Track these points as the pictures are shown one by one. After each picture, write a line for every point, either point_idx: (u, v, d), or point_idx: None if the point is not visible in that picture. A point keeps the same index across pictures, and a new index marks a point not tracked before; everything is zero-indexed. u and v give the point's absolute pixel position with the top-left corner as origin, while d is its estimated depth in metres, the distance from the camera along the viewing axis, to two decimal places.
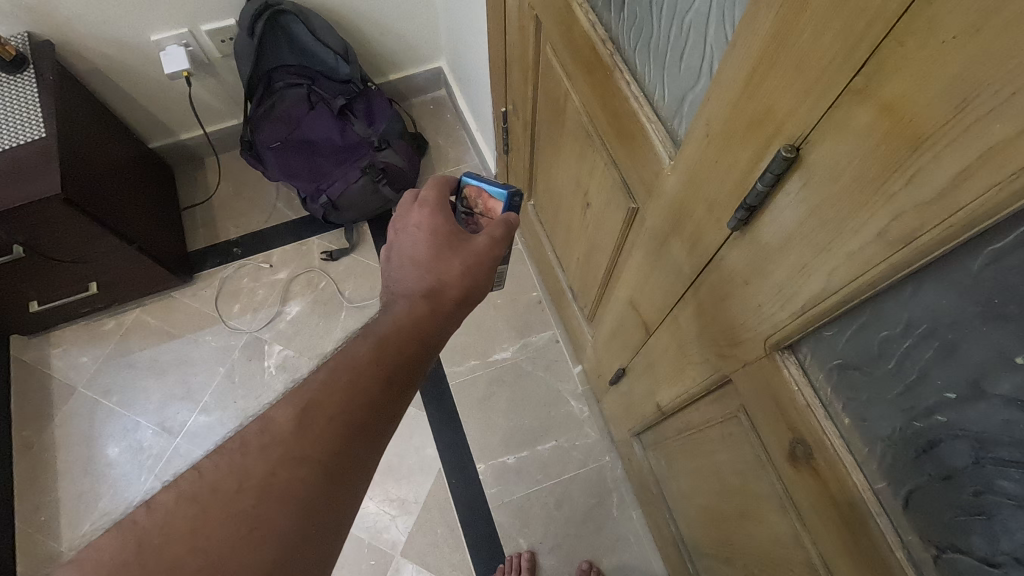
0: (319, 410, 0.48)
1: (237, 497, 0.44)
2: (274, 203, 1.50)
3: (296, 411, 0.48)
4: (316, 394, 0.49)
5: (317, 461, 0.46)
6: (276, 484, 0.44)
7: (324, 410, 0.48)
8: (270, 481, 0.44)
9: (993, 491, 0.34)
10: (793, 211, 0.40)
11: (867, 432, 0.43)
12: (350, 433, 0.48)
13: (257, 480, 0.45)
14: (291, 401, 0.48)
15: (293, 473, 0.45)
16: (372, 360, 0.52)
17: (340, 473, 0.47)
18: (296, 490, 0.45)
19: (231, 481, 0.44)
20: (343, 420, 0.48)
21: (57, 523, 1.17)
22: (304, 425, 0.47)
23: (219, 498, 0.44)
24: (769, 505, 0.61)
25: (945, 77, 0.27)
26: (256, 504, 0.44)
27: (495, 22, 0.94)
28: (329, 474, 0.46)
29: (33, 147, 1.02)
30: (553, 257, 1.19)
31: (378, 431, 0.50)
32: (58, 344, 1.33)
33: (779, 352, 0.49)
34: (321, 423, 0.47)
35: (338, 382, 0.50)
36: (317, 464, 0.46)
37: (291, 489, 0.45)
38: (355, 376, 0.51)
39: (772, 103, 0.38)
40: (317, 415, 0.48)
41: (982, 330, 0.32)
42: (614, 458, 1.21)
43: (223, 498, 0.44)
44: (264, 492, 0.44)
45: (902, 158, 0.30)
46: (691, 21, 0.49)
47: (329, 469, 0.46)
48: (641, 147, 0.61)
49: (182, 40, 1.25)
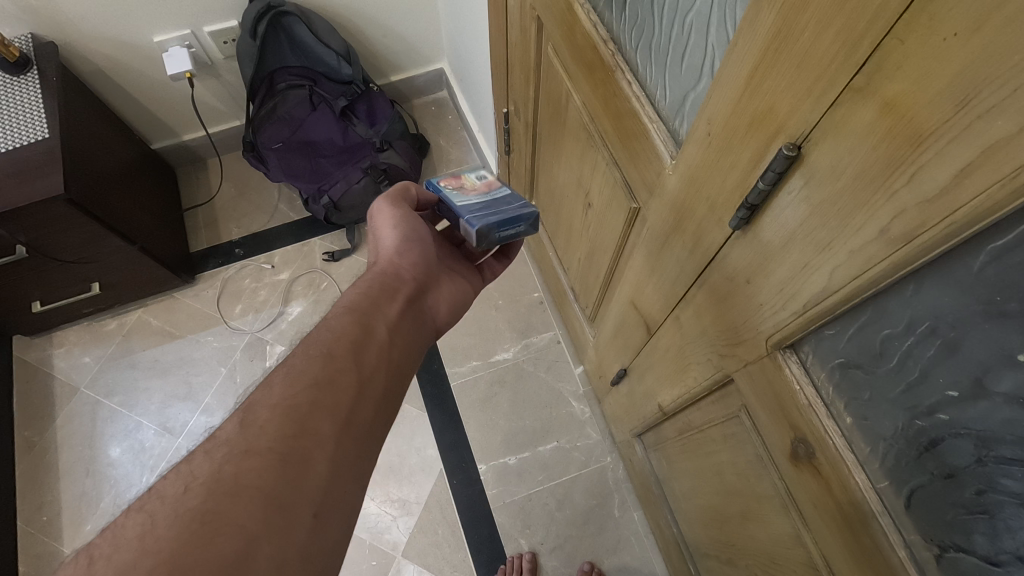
0: (262, 401, 0.49)
1: (183, 499, 0.42)
2: (276, 204, 1.50)
3: (239, 418, 0.49)
4: (256, 395, 0.51)
5: (267, 447, 0.46)
6: (225, 477, 0.43)
7: (266, 401, 0.49)
8: (218, 476, 0.43)
9: (995, 489, 0.34)
10: (794, 210, 0.40)
11: (869, 432, 0.43)
12: (301, 412, 0.49)
13: (206, 479, 0.43)
14: (235, 414, 0.49)
15: (242, 465, 0.44)
16: (306, 352, 0.55)
17: (296, 452, 0.47)
18: (253, 479, 0.44)
19: (178, 487, 0.43)
20: (287, 403, 0.49)
21: (58, 523, 1.17)
22: (246, 423, 0.48)
23: (167, 505, 0.42)
24: (770, 505, 0.61)
25: (947, 75, 0.27)
26: (205, 499, 0.42)
27: (497, 23, 0.94)
28: (285, 458, 0.46)
29: (37, 148, 1.03)
30: (554, 257, 1.20)
31: (333, 405, 0.51)
32: (61, 344, 1.33)
33: (780, 351, 0.49)
34: (265, 411, 0.48)
35: (275, 378, 0.52)
36: (269, 449, 0.46)
37: (247, 480, 0.43)
38: (293, 367, 0.53)
39: (774, 102, 0.38)
40: (259, 409, 0.49)
41: (984, 328, 0.32)
42: (615, 459, 1.21)
43: (171, 502, 0.42)
44: (212, 488, 0.42)
45: (903, 156, 0.30)
46: (692, 20, 0.49)
47: (283, 451, 0.46)
48: (642, 147, 0.61)
49: (185, 41, 1.25)
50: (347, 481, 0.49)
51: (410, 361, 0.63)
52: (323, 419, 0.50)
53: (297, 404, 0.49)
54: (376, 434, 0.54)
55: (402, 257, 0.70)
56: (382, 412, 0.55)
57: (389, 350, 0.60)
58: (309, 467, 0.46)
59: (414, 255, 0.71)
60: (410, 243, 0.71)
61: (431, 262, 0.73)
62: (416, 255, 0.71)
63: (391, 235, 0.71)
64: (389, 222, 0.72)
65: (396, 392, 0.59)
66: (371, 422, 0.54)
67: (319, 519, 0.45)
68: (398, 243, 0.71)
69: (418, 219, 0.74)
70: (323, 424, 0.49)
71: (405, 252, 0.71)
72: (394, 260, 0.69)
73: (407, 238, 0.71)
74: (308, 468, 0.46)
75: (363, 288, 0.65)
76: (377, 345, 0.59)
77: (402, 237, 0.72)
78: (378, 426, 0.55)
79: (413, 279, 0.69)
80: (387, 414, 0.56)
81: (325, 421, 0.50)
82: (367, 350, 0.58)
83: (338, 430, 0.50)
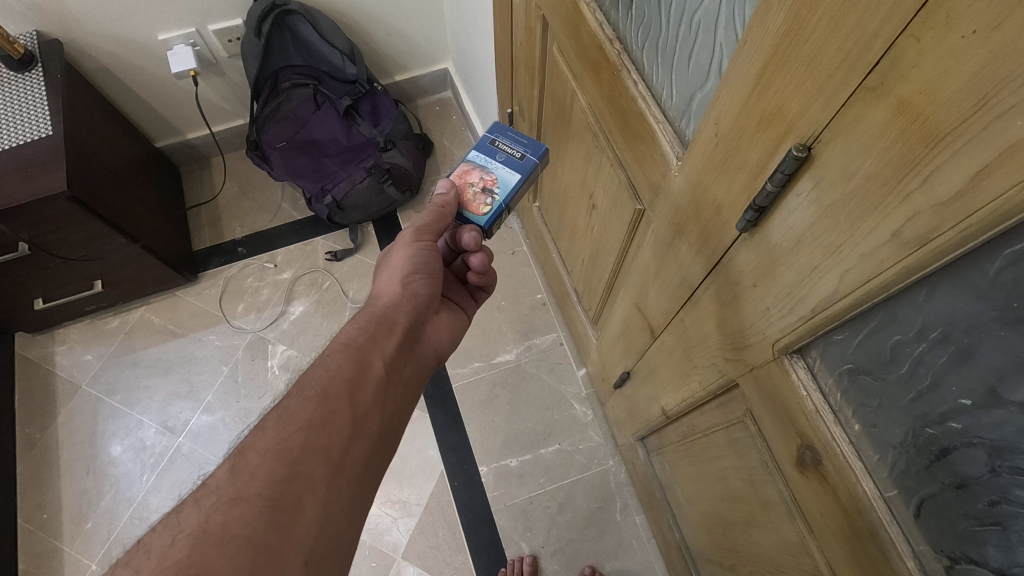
0: (254, 445, 0.49)
1: (169, 552, 0.42)
2: (279, 203, 1.50)
3: (231, 464, 0.48)
4: (249, 438, 0.50)
5: (257, 493, 0.45)
6: (213, 528, 0.43)
7: (257, 446, 0.49)
8: (206, 527, 0.43)
9: (1009, 501, 0.33)
10: (804, 212, 0.39)
11: (877, 439, 0.42)
12: (292, 455, 0.49)
13: (193, 530, 0.43)
14: (226, 460, 0.49)
15: (231, 514, 0.44)
16: (301, 394, 0.54)
17: (287, 499, 0.46)
18: (240, 529, 0.43)
19: (165, 541, 0.43)
20: (279, 448, 0.49)
21: (59, 521, 1.17)
22: (236, 469, 0.47)
23: (152, 560, 0.41)
24: (776, 513, 0.60)
25: (964, 73, 0.26)
26: (191, 552, 0.41)
27: (502, 23, 0.94)
28: (276, 504, 0.46)
29: (42, 144, 1.03)
30: (558, 259, 1.19)
31: (326, 446, 0.51)
32: (63, 341, 1.33)
33: (787, 356, 0.48)
34: (256, 457, 0.48)
35: (269, 421, 0.52)
36: (259, 495, 0.45)
37: (234, 529, 0.43)
38: (286, 410, 0.52)
39: (783, 101, 0.37)
40: (251, 454, 0.48)
41: (998, 334, 0.31)
42: (617, 463, 1.20)
43: (157, 556, 0.41)
44: (199, 540, 0.42)
45: (917, 157, 0.30)
46: (700, 19, 0.49)
47: (273, 497, 0.46)
48: (649, 148, 0.60)
49: (189, 39, 1.25)
50: (341, 522, 0.49)
51: (408, 397, 0.63)
52: (316, 461, 0.49)
53: (290, 447, 0.49)
54: (370, 474, 0.54)
55: (405, 288, 0.69)
56: (378, 450, 0.55)
57: (386, 387, 0.59)
58: (300, 513, 0.46)
59: (419, 286, 0.70)
60: (416, 274, 0.69)
61: (433, 292, 0.72)
62: (418, 287, 0.70)
63: (399, 264, 0.69)
64: (401, 249, 0.70)
65: (393, 430, 0.59)
66: (365, 463, 0.53)
67: (310, 566, 0.45)
68: (402, 274, 0.69)
69: (435, 249, 0.72)
70: (315, 466, 0.49)
71: (409, 282, 0.69)
72: (397, 292, 0.68)
73: (414, 269, 0.69)
74: (300, 514, 0.46)
75: (362, 322, 0.64)
76: (374, 382, 0.58)
77: (409, 264, 0.69)
78: (373, 466, 0.54)
79: (412, 311, 0.68)
80: (383, 452, 0.56)
81: (317, 463, 0.49)
82: (363, 387, 0.57)
83: (329, 472, 0.50)
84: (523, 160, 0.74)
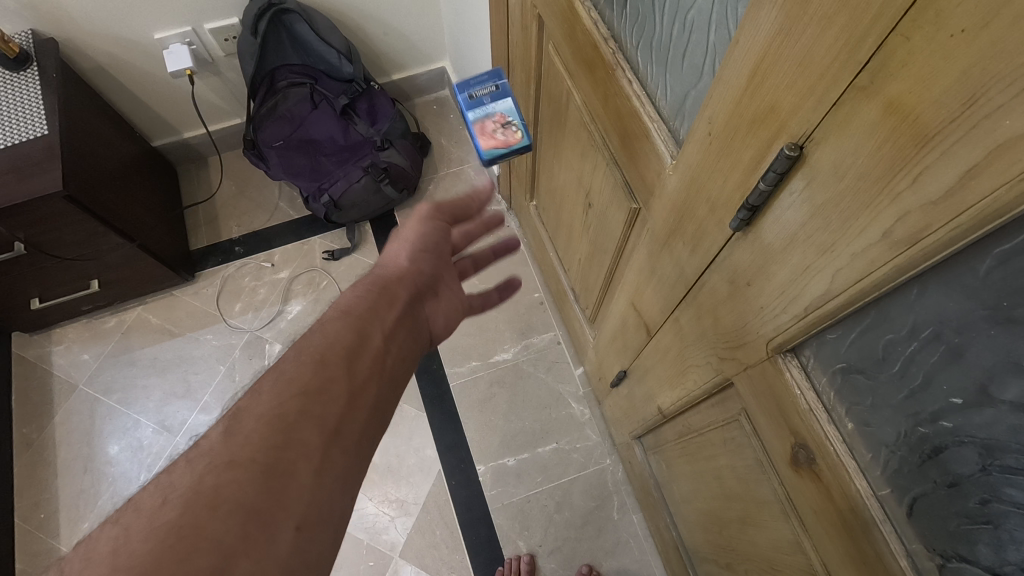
0: (250, 409, 0.49)
1: (159, 511, 0.41)
2: (276, 202, 1.50)
3: (225, 424, 0.48)
4: (246, 400, 0.50)
5: (251, 457, 0.45)
6: (203, 490, 0.43)
7: (254, 409, 0.49)
8: (196, 488, 0.43)
9: (1000, 500, 0.33)
10: (797, 211, 0.39)
11: (871, 438, 0.42)
12: (287, 421, 0.49)
13: (185, 491, 0.43)
14: (221, 421, 0.49)
15: (223, 477, 0.44)
16: (300, 358, 0.54)
17: (280, 464, 0.46)
18: (231, 492, 0.43)
19: (155, 500, 0.42)
20: (274, 413, 0.49)
21: (56, 521, 1.17)
22: (231, 431, 0.47)
23: (141, 518, 0.41)
24: (770, 512, 0.60)
25: (952, 73, 0.26)
26: (181, 513, 0.41)
27: (498, 21, 0.94)
28: (269, 469, 0.45)
29: (38, 143, 1.02)
30: (555, 258, 1.19)
31: (322, 413, 0.51)
32: (60, 341, 1.33)
33: (781, 355, 0.48)
34: (251, 421, 0.48)
35: (268, 384, 0.52)
36: (252, 459, 0.45)
37: (225, 492, 0.43)
38: (287, 373, 0.53)
39: (776, 101, 0.37)
40: (247, 418, 0.48)
41: (989, 333, 0.31)
42: (615, 461, 1.20)
43: (146, 515, 0.41)
44: (190, 500, 0.42)
45: (907, 156, 0.30)
46: (694, 18, 0.48)
47: (267, 463, 0.46)
48: (644, 147, 0.60)
49: (185, 38, 1.25)
50: (333, 494, 0.48)
51: (402, 376, 0.61)
52: (311, 428, 0.49)
53: (286, 412, 0.49)
54: (364, 449, 0.53)
55: (410, 265, 0.69)
56: (372, 427, 0.54)
57: (383, 359, 0.59)
58: (292, 479, 0.46)
59: (425, 264, 0.70)
60: (422, 253, 0.70)
61: (435, 274, 0.71)
62: (421, 266, 0.69)
63: (405, 241, 0.70)
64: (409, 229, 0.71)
65: (387, 408, 0.58)
66: (360, 439, 0.53)
67: (298, 533, 0.44)
68: (409, 250, 0.69)
69: (441, 232, 0.72)
70: (310, 433, 0.49)
71: (414, 260, 0.69)
72: (401, 267, 0.68)
73: (421, 246, 0.70)
74: (292, 479, 0.46)
75: (362, 292, 0.64)
76: (371, 353, 0.58)
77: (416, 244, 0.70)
78: (366, 444, 0.53)
79: (413, 288, 0.67)
80: (377, 430, 0.55)
81: (311, 431, 0.49)
82: (360, 358, 0.57)
83: (324, 440, 0.49)
84: (500, 88, 0.87)
